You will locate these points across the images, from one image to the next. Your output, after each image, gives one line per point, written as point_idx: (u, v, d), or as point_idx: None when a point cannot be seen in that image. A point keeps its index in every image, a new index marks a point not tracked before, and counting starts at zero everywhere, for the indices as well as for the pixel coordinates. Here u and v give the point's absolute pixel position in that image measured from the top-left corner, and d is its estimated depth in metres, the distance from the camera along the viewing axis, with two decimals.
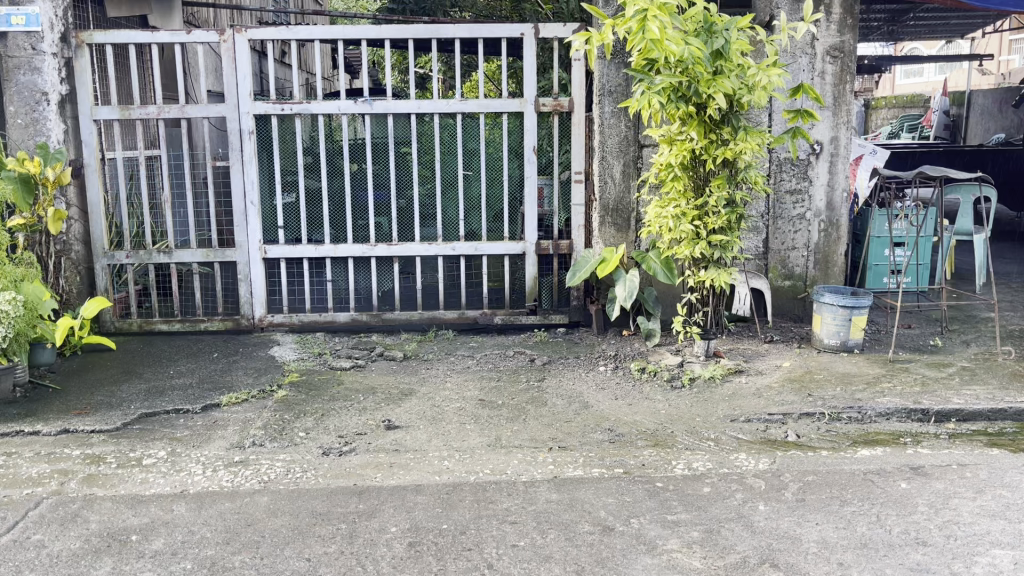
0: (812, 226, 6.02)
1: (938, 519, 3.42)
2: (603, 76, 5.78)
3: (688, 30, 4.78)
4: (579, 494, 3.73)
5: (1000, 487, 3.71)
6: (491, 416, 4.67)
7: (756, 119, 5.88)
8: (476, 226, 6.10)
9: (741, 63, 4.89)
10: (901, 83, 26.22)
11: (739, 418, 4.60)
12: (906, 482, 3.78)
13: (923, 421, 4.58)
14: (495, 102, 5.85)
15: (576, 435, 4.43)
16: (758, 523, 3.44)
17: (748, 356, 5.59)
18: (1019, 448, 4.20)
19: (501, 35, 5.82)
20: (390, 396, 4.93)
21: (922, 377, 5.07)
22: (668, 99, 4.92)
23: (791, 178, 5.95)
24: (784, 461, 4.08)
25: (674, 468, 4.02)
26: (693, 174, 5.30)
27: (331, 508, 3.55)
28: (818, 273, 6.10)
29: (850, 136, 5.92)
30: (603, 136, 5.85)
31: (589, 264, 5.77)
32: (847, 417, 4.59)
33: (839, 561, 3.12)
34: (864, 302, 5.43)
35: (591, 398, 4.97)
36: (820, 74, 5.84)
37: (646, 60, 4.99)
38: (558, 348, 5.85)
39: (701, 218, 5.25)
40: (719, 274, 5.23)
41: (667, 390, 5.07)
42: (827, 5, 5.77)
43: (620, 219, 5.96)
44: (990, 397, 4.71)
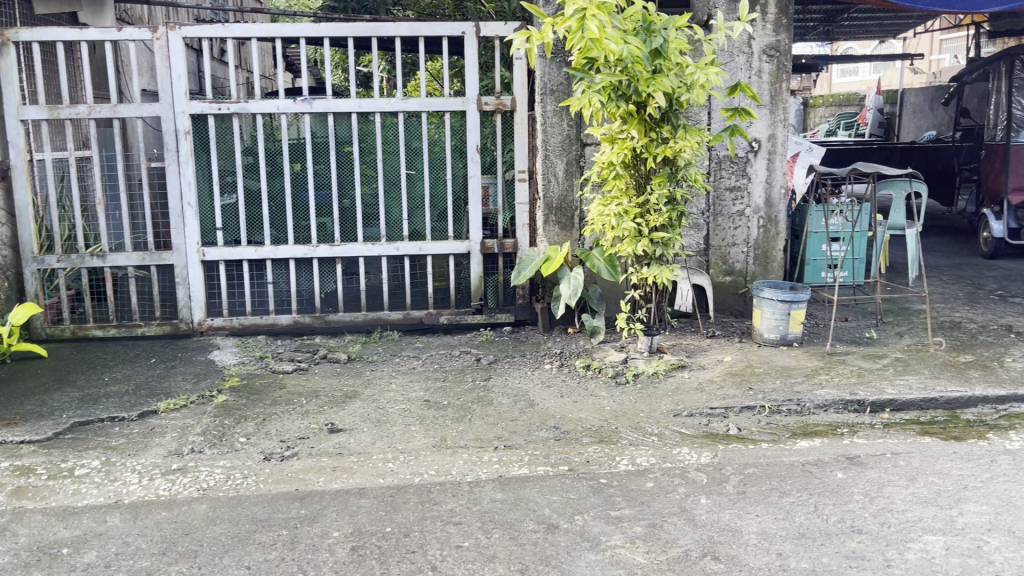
0: (751, 222, 6.12)
1: (873, 507, 3.50)
2: (545, 75, 5.79)
3: (627, 29, 4.82)
4: (524, 492, 3.73)
5: (932, 474, 3.82)
6: (436, 416, 4.65)
7: (695, 117, 5.94)
8: (420, 226, 6.05)
9: (680, 62, 4.95)
10: (837, 82, 26.78)
11: (681, 412, 4.66)
12: (842, 472, 3.87)
13: (859, 411, 4.69)
14: (437, 101, 5.82)
15: (521, 434, 4.43)
16: (700, 516, 3.49)
17: (691, 351, 5.66)
18: (949, 436, 4.33)
19: (442, 33, 5.80)
20: (333, 399, 4.87)
21: (857, 369, 5.20)
22: (608, 97, 4.95)
23: (730, 175, 6.04)
24: (725, 454, 4.14)
25: (617, 464, 4.05)
26: (634, 172, 5.35)
27: (272, 514, 3.50)
28: (758, 268, 6.21)
29: (786, 134, 6.03)
30: (546, 135, 5.86)
31: (533, 263, 5.77)
32: (787, 410, 4.67)
33: (778, 551, 3.18)
34: (802, 296, 5.55)
35: (536, 396, 4.97)
36: (757, 73, 5.94)
37: (586, 59, 5.00)
38: (503, 347, 5.85)
39: (643, 216, 5.31)
40: (660, 270, 5.30)
41: (612, 386, 5.11)
42: (763, 5, 5.87)
43: (564, 217, 5.98)
44: (922, 387, 4.85)
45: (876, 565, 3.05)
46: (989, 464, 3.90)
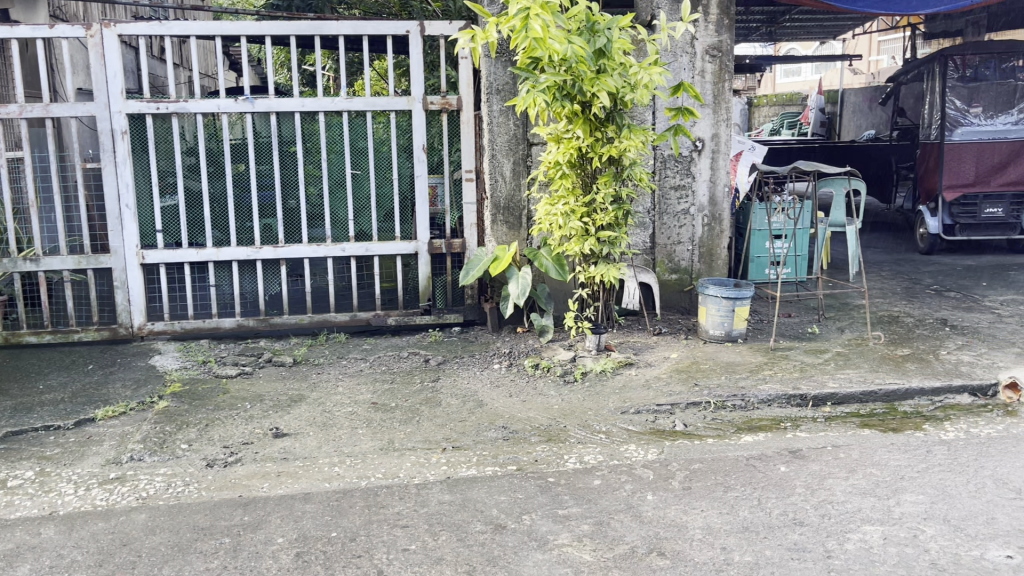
0: (696, 221, 6.20)
1: (814, 499, 3.57)
2: (490, 75, 5.77)
3: (570, 29, 4.83)
4: (471, 494, 3.72)
5: (871, 465, 3.90)
6: (383, 419, 4.60)
7: (640, 116, 5.98)
8: (366, 226, 5.99)
9: (624, 61, 4.99)
10: (780, 82, 27.24)
11: (629, 409, 4.70)
12: (784, 466, 3.94)
13: (801, 405, 4.77)
14: (382, 100, 5.77)
15: (469, 434, 4.42)
16: (646, 513, 3.51)
17: (638, 348, 5.71)
18: (888, 428, 4.44)
19: (386, 32, 5.75)
20: (278, 403, 4.80)
21: (800, 364, 5.29)
22: (553, 97, 4.96)
23: (675, 174, 6.10)
24: (671, 450, 4.18)
25: (566, 462, 4.06)
26: (581, 171, 5.37)
27: (214, 521, 3.43)
28: (703, 265, 6.28)
29: (729, 133, 6.11)
30: (492, 135, 5.84)
31: (482, 263, 5.75)
32: (732, 405, 4.74)
33: (723, 545, 3.21)
34: (746, 293, 5.63)
35: (485, 396, 4.96)
36: (700, 73, 6.01)
37: (531, 59, 5.00)
38: (451, 347, 5.82)
39: (590, 215, 5.33)
40: (607, 269, 5.34)
41: (560, 384, 5.12)
42: (705, 6, 5.94)
43: (511, 217, 5.97)
44: (862, 380, 4.96)
45: (817, 556, 3.10)
46: (925, 455, 4.01)
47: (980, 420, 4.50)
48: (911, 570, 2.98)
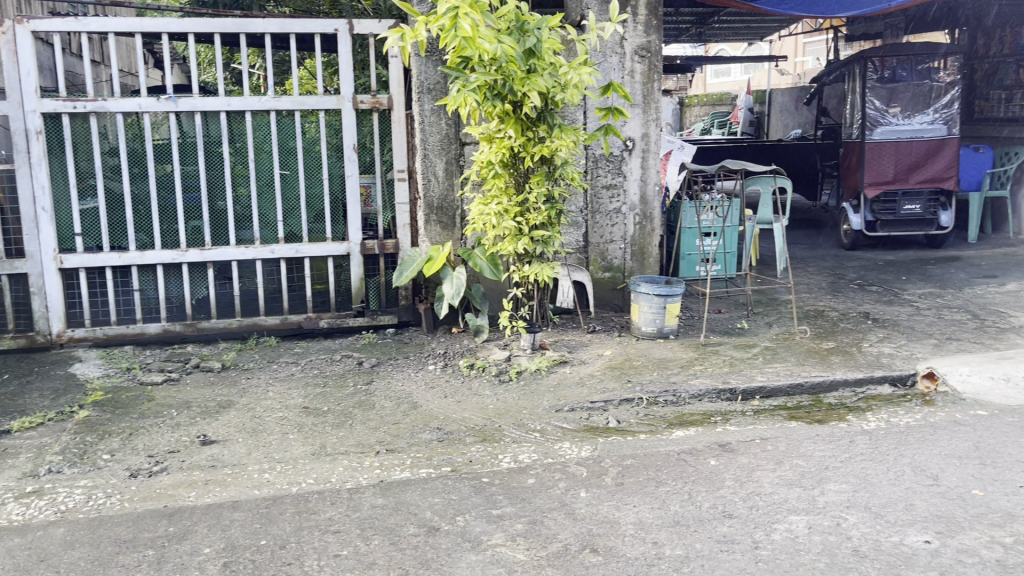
0: (627, 219, 6.26)
1: (743, 492, 3.64)
2: (421, 74, 5.74)
3: (500, 29, 4.83)
4: (404, 496, 3.68)
5: (797, 457, 4.00)
6: (315, 423, 4.53)
7: (571, 116, 6.02)
8: (296, 227, 5.90)
9: (554, 61, 5.01)
10: (711, 83, 27.75)
11: (563, 408, 4.72)
12: (714, 459, 4.00)
13: (731, 399, 4.86)
14: (310, 99, 5.69)
15: (403, 437, 4.38)
16: (579, 510, 3.53)
17: (572, 347, 5.75)
18: (813, 420, 4.56)
19: (314, 30, 5.67)
20: (206, 409, 4.69)
21: (729, 358, 5.39)
22: (484, 97, 4.95)
23: (607, 173, 6.16)
24: (604, 447, 4.22)
25: (500, 462, 4.06)
26: (513, 171, 5.37)
27: (136, 534, 3.33)
28: (635, 264, 6.35)
29: (659, 132, 6.20)
30: (424, 134, 5.81)
31: (415, 263, 5.71)
32: (664, 401, 4.81)
33: (654, 540, 3.25)
34: (677, 290, 5.71)
35: (420, 398, 4.93)
36: (629, 73, 6.08)
37: (461, 58, 4.98)
38: (385, 349, 5.76)
39: (523, 214, 5.35)
40: (541, 269, 5.36)
41: (495, 384, 5.12)
42: (634, 6, 6.00)
43: (444, 217, 5.94)
44: (789, 373, 5.08)
45: (744, 548, 3.16)
46: (849, 445, 4.13)
47: (900, 409, 4.65)
48: (834, 558, 3.06)
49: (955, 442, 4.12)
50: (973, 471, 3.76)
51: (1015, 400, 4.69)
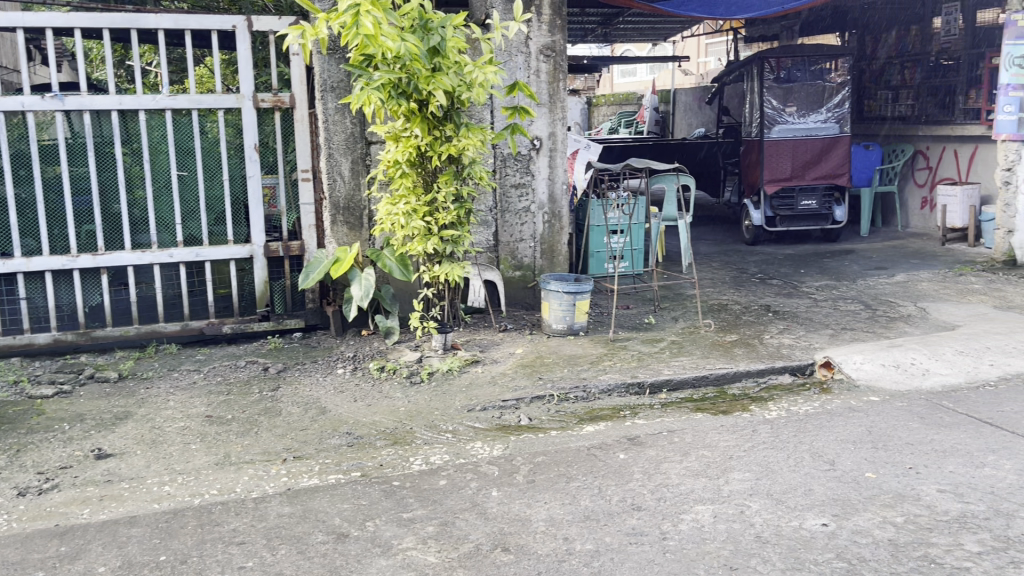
0: (537, 218, 6.30)
1: (651, 484, 3.71)
2: (324, 72, 5.62)
3: (404, 27, 4.77)
4: (312, 504, 3.60)
5: (703, 447, 4.10)
6: (219, 432, 4.39)
7: (478, 116, 6.02)
8: (196, 230, 5.71)
9: (458, 60, 4.99)
10: (619, 83, 28.24)
11: (475, 407, 4.70)
12: (623, 453, 4.06)
13: (639, 393, 4.95)
14: (208, 98, 5.51)
15: (312, 443, 4.29)
16: (491, 509, 3.53)
17: (484, 346, 5.74)
18: (718, 411, 4.68)
19: (210, 27, 5.49)
20: (102, 422, 4.48)
21: (637, 353, 5.49)
22: (388, 95, 4.89)
23: (515, 173, 6.18)
24: (516, 445, 4.22)
25: (411, 464, 4.02)
26: (421, 170, 5.32)
27: (25, 555, 3.16)
28: (545, 262, 6.40)
29: (565, 132, 6.25)
30: (328, 134, 5.70)
31: (322, 265, 5.59)
32: (574, 397, 4.85)
33: (565, 536, 3.27)
34: (586, 288, 5.77)
35: (328, 402, 4.83)
36: (535, 72, 6.12)
37: (364, 56, 4.90)
38: (292, 354, 5.62)
39: (432, 214, 5.31)
40: (451, 268, 5.33)
41: (406, 386, 5.06)
42: (537, 6, 6.04)
43: (352, 217, 5.84)
44: (694, 366, 5.20)
45: (653, 539, 3.22)
46: (751, 434, 4.25)
47: (799, 398, 4.83)
48: (738, 545, 3.14)
49: (850, 427, 4.30)
50: (866, 455, 3.93)
51: (905, 385, 4.92)
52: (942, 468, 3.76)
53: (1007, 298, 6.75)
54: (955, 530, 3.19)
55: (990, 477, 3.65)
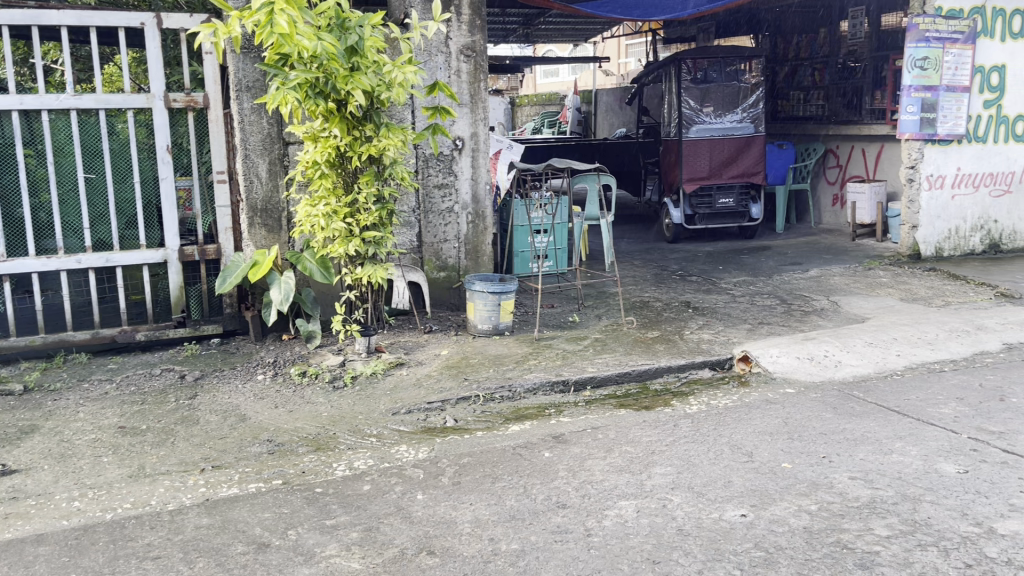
0: (460, 218, 6.28)
1: (576, 481, 3.74)
2: (239, 71, 5.49)
3: (320, 26, 4.69)
4: (232, 514, 3.51)
5: (626, 443, 4.15)
6: (132, 444, 4.24)
7: (398, 116, 5.96)
8: (105, 235, 5.49)
9: (377, 60, 4.93)
10: (542, 83, 28.43)
11: (400, 410, 4.66)
12: (548, 452, 4.08)
13: (564, 391, 4.99)
14: (115, 97, 5.29)
15: (231, 451, 4.18)
16: (415, 513, 3.50)
17: (409, 348, 5.69)
18: (641, 406, 4.76)
19: (116, 24, 5.29)
20: (6, 437, 4.28)
21: (562, 352, 5.53)
22: (305, 95, 4.80)
23: (437, 173, 6.15)
24: (441, 447, 4.20)
25: (335, 470, 3.96)
26: (341, 171, 5.24)
27: None
28: (469, 262, 6.38)
29: (487, 132, 6.25)
30: (244, 134, 5.58)
31: (240, 268, 5.45)
32: (499, 397, 4.85)
33: (490, 536, 3.27)
34: (511, 287, 5.79)
35: (248, 409, 4.72)
36: (456, 72, 6.10)
37: (279, 55, 4.79)
38: (210, 361, 5.47)
39: (353, 215, 5.23)
40: (374, 270, 5.27)
41: (329, 391, 4.98)
42: (457, 6, 6.02)
43: (270, 219, 5.73)
44: (618, 363, 5.26)
45: (578, 536, 3.24)
46: (673, 429, 4.33)
47: (718, 392, 4.94)
48: (660, 539, 3.19)
49: (767, 419, 4.42)
50: (783, 446, 4.04)
51: (819, 376, 5.08)
52: (853, 456, 3.90)
53: (912, 290, 7.05)
54: (866, 516, 3.31)
55: (898, 463, 3.80)
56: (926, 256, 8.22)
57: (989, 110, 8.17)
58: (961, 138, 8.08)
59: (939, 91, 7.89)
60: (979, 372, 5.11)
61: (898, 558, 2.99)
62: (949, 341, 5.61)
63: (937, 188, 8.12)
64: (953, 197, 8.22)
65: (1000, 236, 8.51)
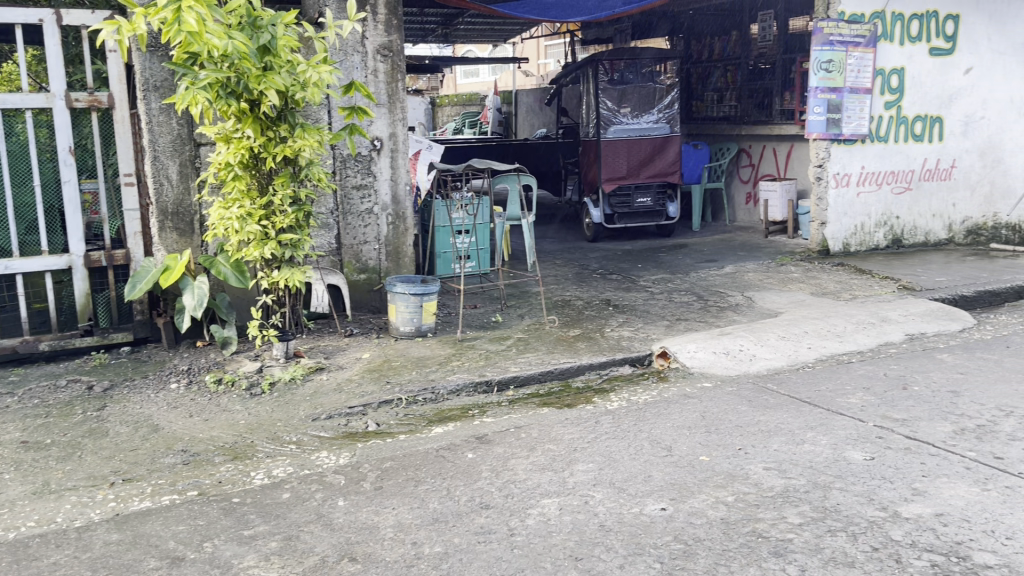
0: (380, 220, 6.21)
1: (499, 481, 3.74)
2: (145, 71, 5.31)
3: (231, 24, 4.57)
4: (143, 529, 3.39)
5: (548, 442, 4.18)
6: (36, 459, 4.05)
7: (314, 116, 5.86)
8: (4, 241, 5.26)
9: (291, 60, 4.83)
10: (462, 83, 28.40)
11: (320, 416, 4.58)
12: (471, 453, 4.08)
13: (487, 391, 4.99)
14: (12, 97, 5.07)
15: (143, 464, 4.04)
16: (337, 520, 3.44)
17: (329, 352, 5.60)
18: (562, 404, 4.80)
19: (12, 21, 5.05)
20: None
21: (484, 352, 5.53)
22: (216, 95, 4.69)
23: (356, 174, 6.07)
24: (363, 452, 4.14)
25: (252, 479, 3.86)
26: (255, 173, 5.12)
27: None
28: (390, 264, 6.32)
29: (406, 132, 6.20)
30: (152, 135, 5.40)
31: (150, 274, 5.27)
32: (422, 399, 4.82)
33: (413, 540, 3.24)
34: (433, 288, 5.75)
35: (161, 419, 4.57)
36: (373, 72, 6.04)
37: (188, 53, 4.66)
38: (119, 370, 5.27)
39: (269, 217, 5.12)
40: (292, 273, 5.17)
41: (246, 398, 4.86)
42: (373, 5, 5.96)
43: (181, 223, 5.56)
44: (540, 362, 5.29)
45: (501, 536, 3.25)
46: (594, 426, 4.38)
47: (638, 388, 5.02)
48: (583, 535, 3.22)
49: (685, 414, 4.51)
50: (700, 439, 4.13)
51: (734, 370, 5.21)
52: (767, 447, 4.01)
53: (822, 285, 7.30)
54: (779, 505, 3.41)
55: (809, 452, 3.93)
56: (834, 251, 8.54)
57: (890, 110, 8.53)
58: (865, 138, 8.42)
59: (843, 92, 8.21)
60: (884, 362, 5.34)
61: (809, 544, 3.09)
62: (857, 333, 5.83)
63: (844, 186, 8.44)
64: (858, 195, 8.55)
65: (902, 232, 8.90)
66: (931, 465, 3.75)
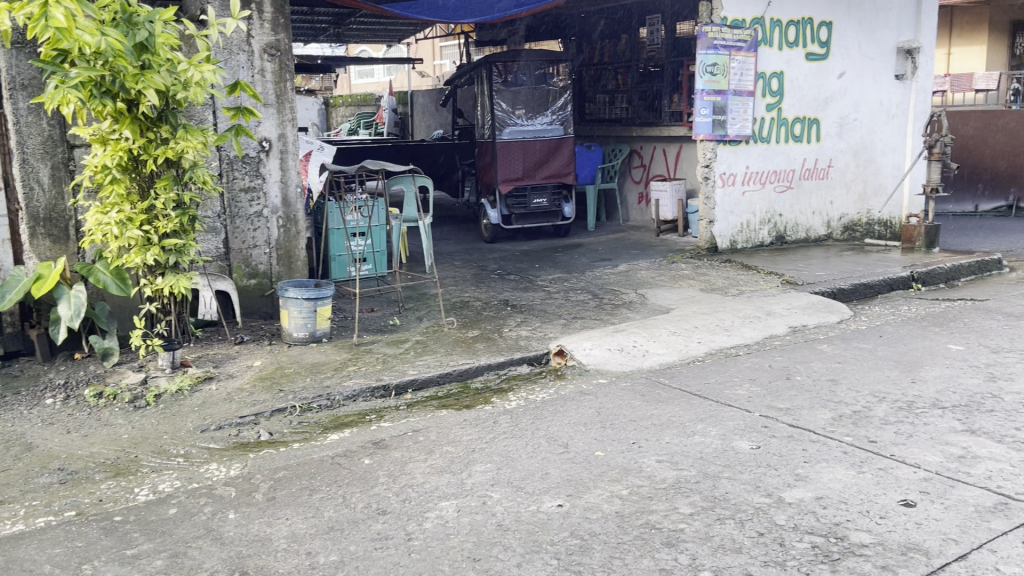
0: (270, 223, 6.05)
1: (396, 486, 3.70)
2: (12, 68, 5.01)
3: (104, 20, 4.35)
4: (16, 553, 3.19)
5: (446, 444, 4.16)
6: None
7: (198, 116, 5.66)
8: None
9: (171, 58, 4.64)
10: (357, 83, 28.05)
11: (209, 427, 4.42)
12: (368, 459, 4.02)
13: (384, 396, 4.93)
14: None
15: (15, 484, 3.80)
16: (227, 533, 3.33)
17: (218, 360, 5.41)
18: (461, 406, 4.79)
19: None
20: None
21: (381, 356, 5.46)
22: (90, 95, 4.45)
23: (243, 176, 5.89)
24: (255, 462, 4.02)
25: (136, 496, 3.69)
26: (135, 175, 4.90)
27: None
28: (282, 268, 6.16)
29: (296, 133, 6.06)
30: (20, 137, 5.10)
31: (20, 284, 4.96)
32: (317, 406, 4.72)
33: (308, 550, 3.17)
34: (326, 292, 5.64)
35: (35, 437, 4.31)
36: (260, 71, 5.88)
37: (58, 50, 4.41)
38: None
39: (151, 222, 4.91)
40: (177, 279, 4.98)
41: (129, 411, 4.65)
42: (258, 4, 5.82)
43: (55, 229, 5.26)
44: (438, 364, 5.27)
45: (398, 541, 3.21)
46: (492, 426, 4.39)
47: (535, 386, 5.07)
48: (480, 535, 3.22)
49: (581, 411, 4.57)
50: (596, 435, 4.20)
51: (628, 366, 5.32)
52: (659, 440, 4.11)
53: (711, 281, 7.54)
54: (671, 496, 3.49)
55: (699, 444, 4.05)
56: (722, 248, 8.83)
57: (772, 112, 8.89)
58: (748, 139, 8.75)
59: (727, 94, 8.50)
60: (769, 354, 5.56)
61: (699, 533, 3.18)
62: (744, 326, 6.06)
63: (730, 185, 8.74)
64: (743, 193, 8.88)
65: (785, 228, 9.29)
66: (812, 451, 3.93)
